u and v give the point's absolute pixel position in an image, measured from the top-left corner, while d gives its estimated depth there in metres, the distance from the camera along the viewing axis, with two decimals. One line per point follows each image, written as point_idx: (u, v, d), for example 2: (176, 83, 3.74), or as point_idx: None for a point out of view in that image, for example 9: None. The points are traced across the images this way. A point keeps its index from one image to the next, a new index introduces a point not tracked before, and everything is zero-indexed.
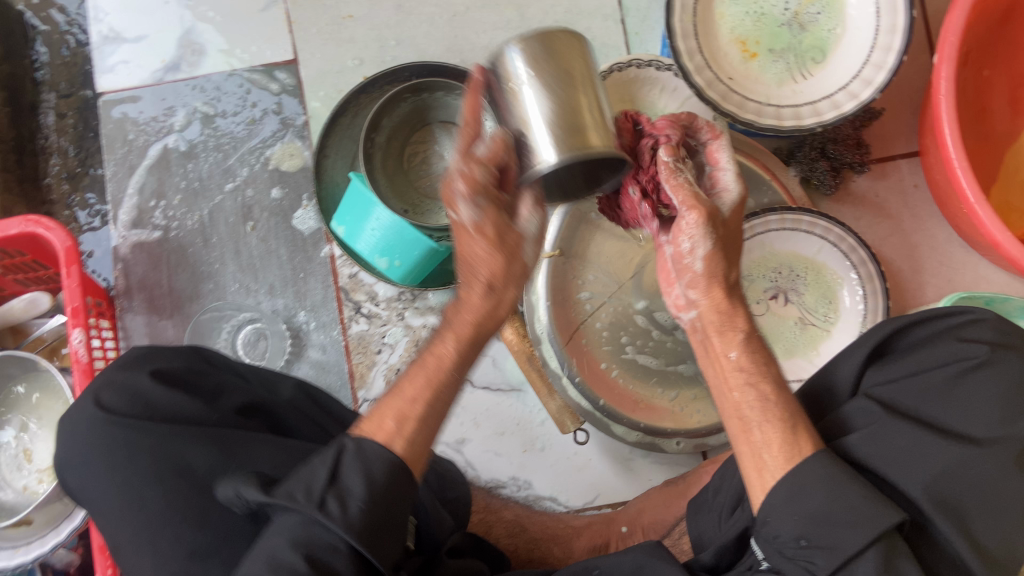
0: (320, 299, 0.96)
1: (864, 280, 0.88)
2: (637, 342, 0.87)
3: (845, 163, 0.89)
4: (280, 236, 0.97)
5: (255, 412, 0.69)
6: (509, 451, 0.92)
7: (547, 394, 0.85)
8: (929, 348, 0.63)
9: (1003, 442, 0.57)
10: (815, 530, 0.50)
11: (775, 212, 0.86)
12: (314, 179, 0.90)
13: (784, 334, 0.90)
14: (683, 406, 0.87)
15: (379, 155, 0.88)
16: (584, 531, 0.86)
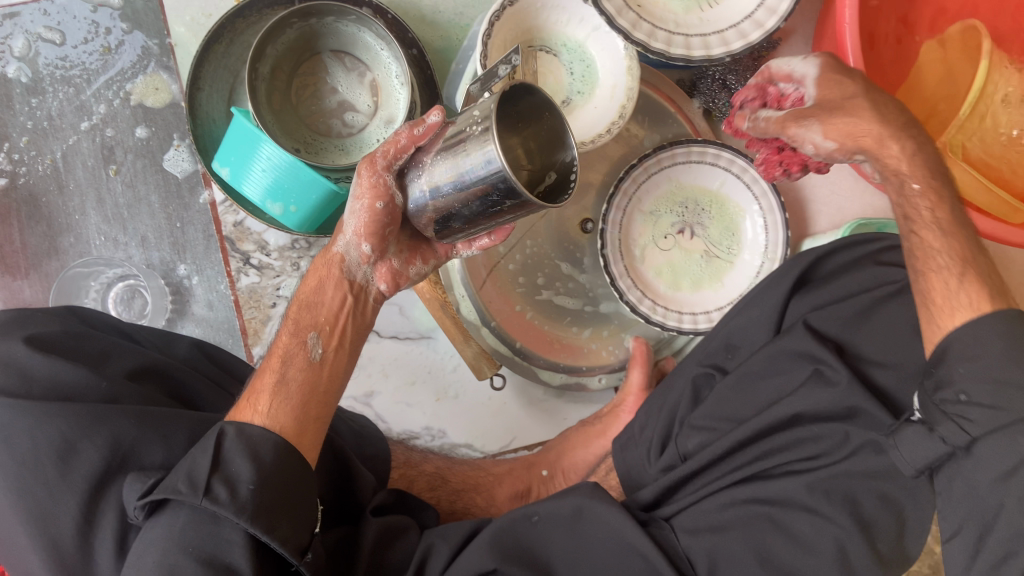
0: (201, 251, 0.87)
1: (766, 212, 0.84)
2: (553, 284, 0.87)
3: None
4: (149, 181, 0.87)
5: (151, 375, 0.63)
6: (420, 400, 0.90)
7: (463, 340, 0.80)
8: (853, 273, 0.69)
9: None
10: (977, 388, 0.52)
11: (683, 145, 0.83)
12: (188, 116, 0.80)
13: (688, 269, 0.87)
14: (598, 343, 0.88)
15: (264, 88, 0.79)
16: (505, 478, 0.84)
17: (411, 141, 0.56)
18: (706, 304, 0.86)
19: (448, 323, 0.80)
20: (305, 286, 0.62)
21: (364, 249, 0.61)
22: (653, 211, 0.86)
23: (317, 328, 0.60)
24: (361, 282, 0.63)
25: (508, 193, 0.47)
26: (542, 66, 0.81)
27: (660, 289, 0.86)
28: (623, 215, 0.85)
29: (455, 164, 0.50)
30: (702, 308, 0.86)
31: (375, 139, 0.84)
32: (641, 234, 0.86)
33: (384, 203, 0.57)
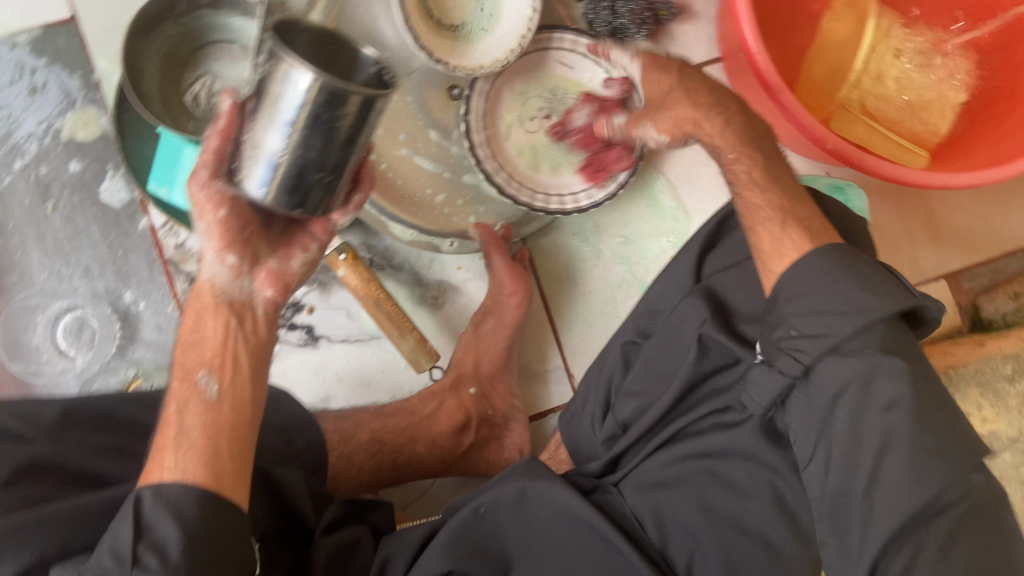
0: (144, 275, 0.89)
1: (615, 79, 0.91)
2: (417, 144, 0.90)
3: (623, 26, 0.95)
4: (87, 213, 0.88)
5: (38, 469, 0.59)
6: (375, 399, 0.92)
7: (399, 334, 0.84)
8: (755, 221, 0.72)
9: None
10: (805, 322, 0.58)
11: (555, 30, 0.90)
12: (118, 136, 0.83)
13: (548, 150, 0.94)
14: (454, 211, 0.92)
15: (151, 84, 0.81)
16: (440, 415, 0.86)
17: (222, 140, 0.59)
18: (565, 188, 0.94)
19: (383, 319, 0.83)
20: (186, 326, 0.64)
21: (230, 262, 0.63)
22: (521, 92, 0.94)
23: (206, 364, 0.61)
24: (244, 298, 0.65)
25: (335, 100, 0.53)
26: None
27: (521, 168, 0.93)
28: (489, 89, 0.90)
29: (271, 113, 0.55)
30: (560, 191, 0.94)
31: None
32: (508, 111, 0.93)
33: (227, 208, 0.61)
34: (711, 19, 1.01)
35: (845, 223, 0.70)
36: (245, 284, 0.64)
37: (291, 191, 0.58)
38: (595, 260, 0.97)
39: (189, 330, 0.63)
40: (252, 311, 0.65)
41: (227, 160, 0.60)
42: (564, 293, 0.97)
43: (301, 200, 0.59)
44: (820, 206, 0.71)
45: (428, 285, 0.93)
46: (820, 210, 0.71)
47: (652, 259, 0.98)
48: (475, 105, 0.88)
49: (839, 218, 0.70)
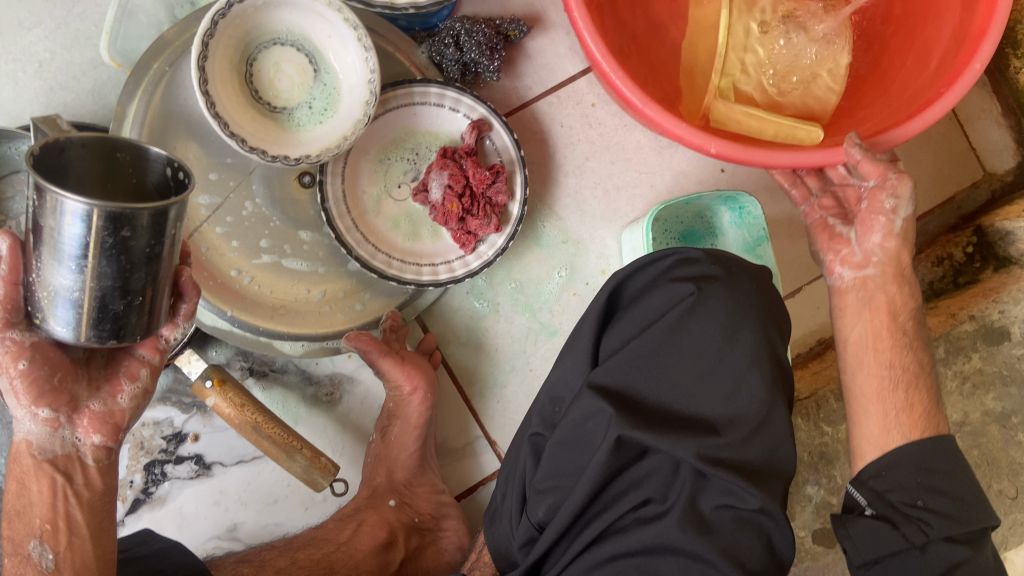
0: (4, 441, 0.81)
1: (484, 128, 0.84)
2: (278, 246, 0.82)
3: (475, 61, 0.86)
4: None
5: None
6: (287, 515, 0.86)
7: (287, 457, 0.77)
8: (650, 294, 0.61)
9: (743, 388, 0.57)
10: (930, 498, 0.66)
11: (402, 86, 0.82)
12: None
13: (424, 216, 0.87)
14: (331, 306, 0.84)
15: None
16: (359, 534, 0.84)
17: (9, 284, 0.55)
18: (447, 253, 0.86)
19: (267, 444, 0.77)
20: (13, 490, 0.64)
21: (45, 416, 0.60)
22: (382, 159, 0.86)
23: (37, 533, 0.63)
24: (70, 449, 0.63)
25: (119, 221, 0.49)
26: (271, 72, 0.79)
27: (397, 242, 0.85)
28: (344, 165, 0.83)
29: (54, 249, 0.51)
30: (443, 258, 0.86)
31: None
32: (371, 185, 0.85)
33: (29, 359, 0.57)
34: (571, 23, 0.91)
35: (745, 288, 0.60)
36: (65, 435, 0.62)
37: (97, 325, 0.54)
38: (495, 314, 0.90)
39: (16, 496, 0.64)
40: (81, 462, 0.63)
41: (21, 304, 0.56)
42: (469, 359, 0.90)
43: (114, 330, 0.55)
44: (718, 272, 0.60)
45: (319, 381, 0.86)
46: (717, 278, 0.60)
47: (556, 302, 0.91)
48: (334, 188, 0.82)
49: (739, 283, 0.60)
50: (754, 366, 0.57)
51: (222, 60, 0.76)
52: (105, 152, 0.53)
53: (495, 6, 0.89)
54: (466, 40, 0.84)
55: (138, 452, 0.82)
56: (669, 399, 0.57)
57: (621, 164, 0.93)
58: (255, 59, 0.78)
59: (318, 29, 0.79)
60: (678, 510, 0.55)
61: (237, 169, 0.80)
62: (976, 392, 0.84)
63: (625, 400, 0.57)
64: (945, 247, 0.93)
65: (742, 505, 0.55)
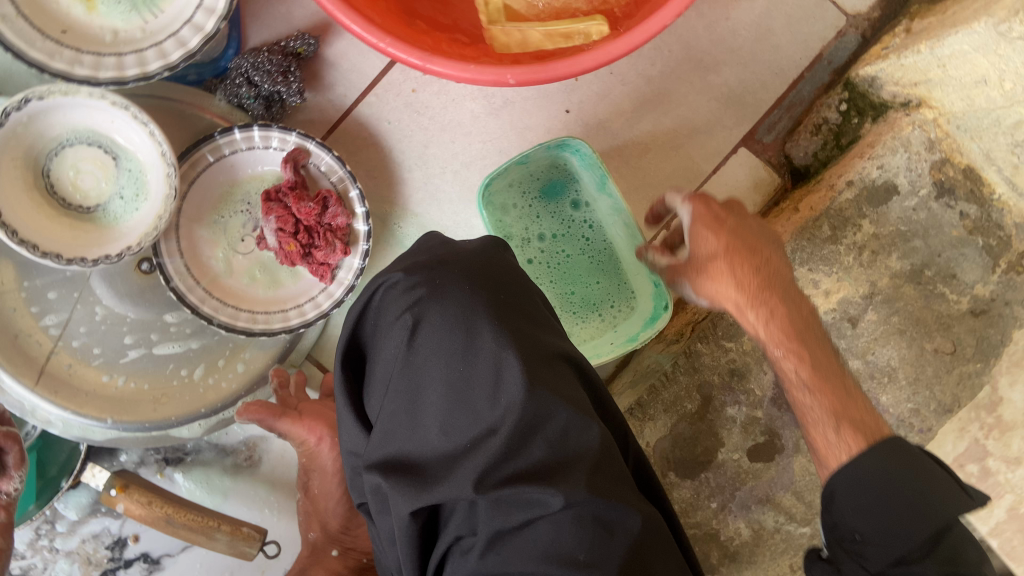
0: None
1: (302, 156, 0.82)
2: (142, 338, 0.82)
3: (272, 91, 0.83)
4: None
5: None
6: None
7: (207, 538, 0.78)
8: (386, 342, 0.63)
9: (495, 397, 0.59)
10: (866, 529, 0.63)
11: (207, 142, 0.81)
12: None
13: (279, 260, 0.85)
14: (215, 376, 0.84)
15: None
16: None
17: None
18: (310, 290, 0.85)
19: (183, 532, 0.78)
20: None
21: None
22: (217, 219, 0.84)
23: None
24: None
25: None
26: (73, 175, 0.78)
27: (258, 295, 0.84)
28: (178, 240, 0.81)
29: None
30: (307, 297, 0.84)
31: None
32: (214, 249, 0.84)
33: None
34: None
35: (456, 293, 0.62)
36: None
37: None
38: None
39: None
40: None
41: None
42: None
43: None
44: (424, 292, 0.62)
45: (235, 450, 0.86)
46: (426, 298, 0.62)
47: None
48: (174, 267, 0.81)
49: (447, 290, 0.62)
50: (495, 368, 0.59)
51: (12, 184, 0.75)
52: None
53: (278, 24, 0.84)
54: (256, 75, 0.81)
55: (89, 567, 0.85)
56: (436, 440, 0.59)
57: (462, 141, 0.89)
58: (50, 170, 0.77)
59: (99, 120, 0.77)
60: (486, 537, 0.56)
61: (70, 280, 0.79)
62: (877, 259, 0.80)
63: (400, 464, 0.59)
64: (819, 112, 0.87)
65: (544, 509, 0.56)
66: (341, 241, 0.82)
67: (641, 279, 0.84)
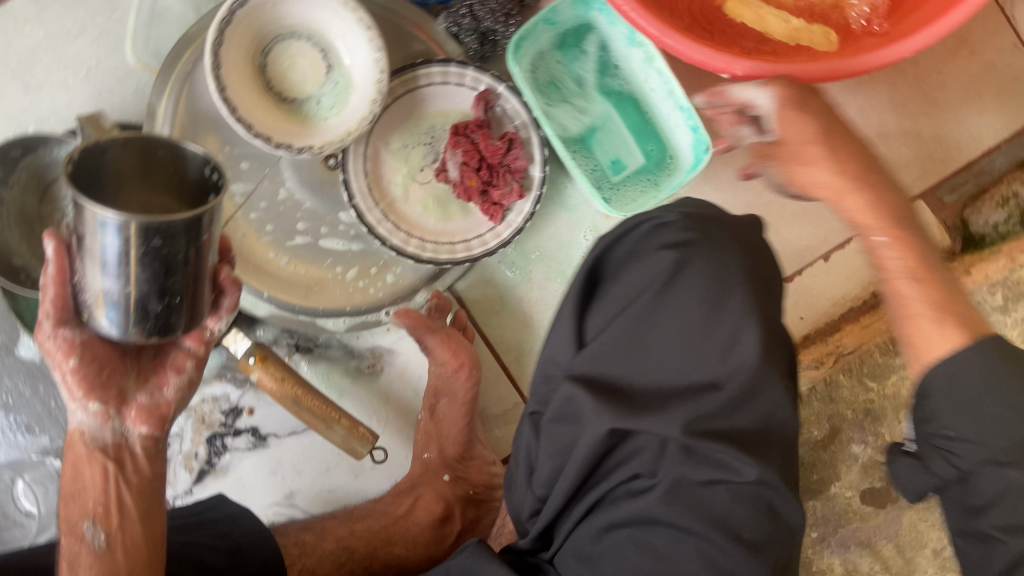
0: None
1: (506, 105, 0.85)
2: (312, 227, 0.85)
3: (492, 30, 0.85)
4: (13, 373, 0.88)
5: None
6: (340, 481, 0.90)
7: (327, 427, 0.81)
8: (632, 268, 0.62)
9: (730, 358, 0.58)
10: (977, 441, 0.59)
11: (423, 66, 0.84)
12: (7, 297, 0.82)
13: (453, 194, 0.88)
14: (366, 282, 0.87)
15: (14, 235, 0.81)
16: (420, 504, 0.86)
17: (60, 284, 0.60)
18: (477, 228, 0.88)
19: (307, 415, 0.81)
20: (67, 476, 0.68)
21: (95, 408, 0.66)
22: (402, 147, 0.87)
23: (91, 514, 0.66)
24: (117, 441, 0.67)
25: (153, 231, 0.54)
26: (288, 70, 0.82)
27: (428, 225, 0.87)
28: (368, 149, 0.85)
29: (95, 258, 0.56)
30: (474, 234, 0.87)
31: None
32: (393, 172, 0.87)
33: (78, 355, 0.64)
34: None
35: (722, 252, 0.61)
36: (114, 426, 0.67)
37: (143, 318, 0.60)
38: (528, 282, 0.90)
39: (72, 481, 0.68)
40: (129, 451, 0.68)
41: (73, 304, 0.61)
42: (504, 327, 0.91)
43: (159, 325, 0.61)
44: (693, 237, 0.62)
45: (361, 355, 0.89)
46: (693, 243, 0.61)
47: None
48: (358, 185, 0.84)
49: (717, 249, 0.61)
50: (739, 330, 0.59)
51: (239, 61, 0.79)
52: (140, 156, 0.62)
53: None
54: (481, 10, 0.82)
55: (201, 426, 0.88)
56: (655, 376, 0.58)
57: None
58: (271, 61, 0.81)
59: (332, 27, 0.81)
60: (669, 483, 0.56)
61: (261, 154, 0.83)
62: None
63: (609, 388, 0.58)
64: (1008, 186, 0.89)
65: (732, 476, 0.56)
66: (518, 184, 0.84)
67: (662, 101, 0.84)
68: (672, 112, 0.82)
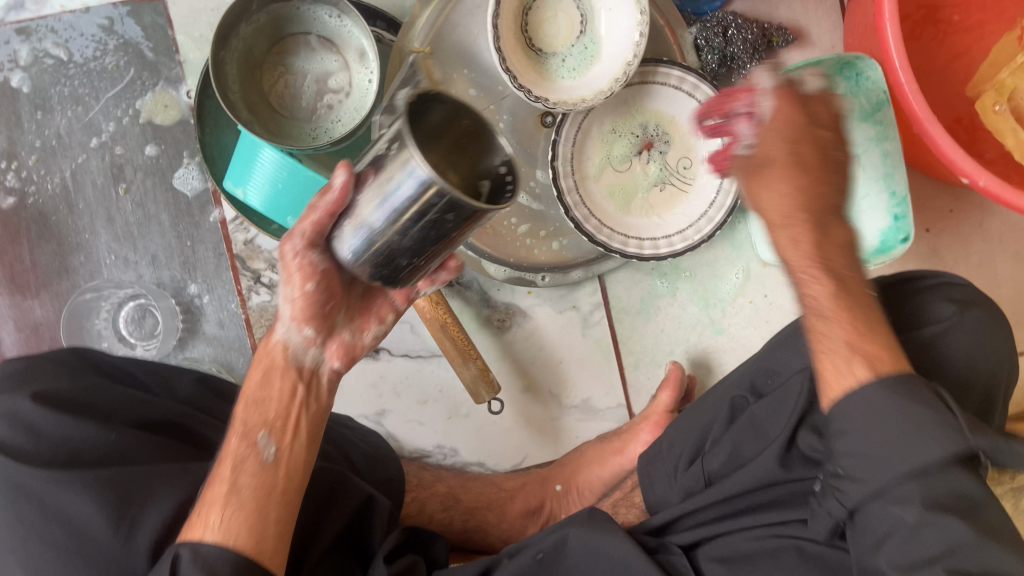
0: (211, 268, 0.87)
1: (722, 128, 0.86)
2: None
3: (740, 65, 0.87)
4: (159, 200, 0.86)
5: (166, 427, 0.63)
6: (431, 419, 0.91)
7: (461, 362, 0.82)
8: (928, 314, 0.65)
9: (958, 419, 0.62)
10: None
11: (667, 65, 0.85)
12: (198, 125, 0.81)
13: (640, 192, 0.90)
14: (535, 242, 0.89)
15: (233, 70, 0.79)
16: (519, 493, 0.86)
17: (325, 214, 0.54)
18: (653, 232, 0.89)
19: (448, 343, 0.81)
20: (251, 381, 0.60)
21: (307, 333, 0.60)
22: (611, 132, 0.89)
23: (266, 425, 0.57)
24: (311, 367, 0.61)
25: (450, 205, 0.48)
26: (545, 22, 0.84)
27: (608, 211, 0.89)
28: (580, 126, 0.87)
29: (381, 193, 0.50)
30: (648, 235, 0.88)
31: (341, 124, 0.82)
32: (594, 153, 0.88)
33: (316, 282, 0.57)
34: (831, 49, 0.91)
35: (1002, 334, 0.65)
36: (315, 353, 0.61)
37: (383, 268, 0.53)
38: (672, 295, 0.92)
39: (257, 386, 0.59)
40: (313, 382, 0.61)
41: (326, 234, 0.55)
42: (634, 329, 0.92)
43: (388, 275, 0.54)
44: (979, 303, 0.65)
45: (496, 306, 0.91)
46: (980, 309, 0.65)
47: (730, 303, 0.92)
48: (563, 149, 0.86)
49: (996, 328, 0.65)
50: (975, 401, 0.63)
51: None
52: (458, 121, 0.55)
53: (763, 13, 0.90)
54: (735, 34, 0.86)
55: None
56: None
57: None
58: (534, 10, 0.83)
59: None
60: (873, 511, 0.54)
61: (487, 85, 0.84)
62: None
63: None
64: None
65: None
66: None
67: (867, 181, 0.84)
68: (874, 191, 0.84)
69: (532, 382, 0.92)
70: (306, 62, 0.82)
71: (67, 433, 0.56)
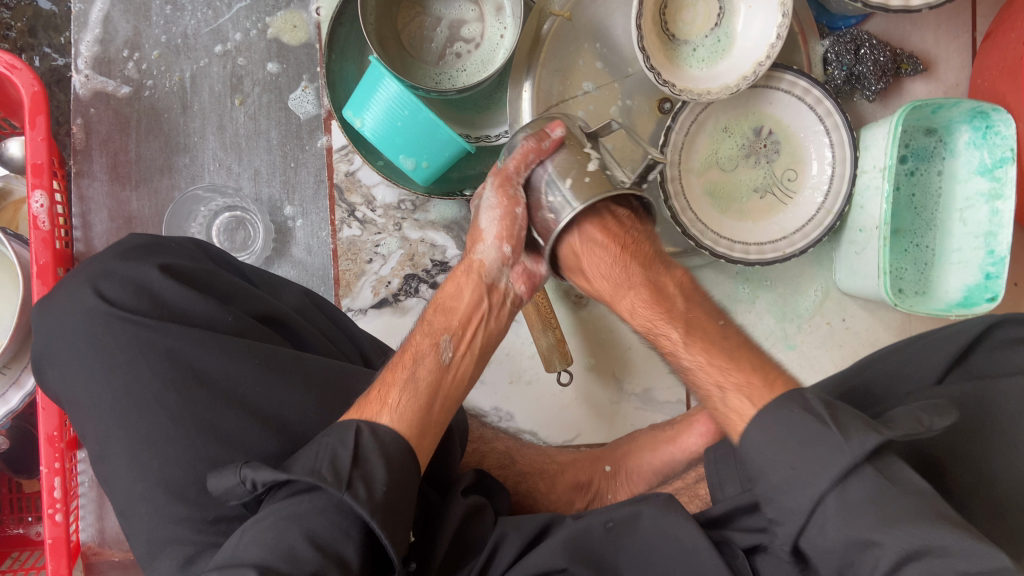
0: (309, 193, 0.87)
1: (835, 146, 0.86)
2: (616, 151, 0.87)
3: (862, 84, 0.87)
4: (271, 116, 0.87)
5: (273, 323, 0.67)
6: (494, 380, 0.92)
7: (541, 329, 0.82)
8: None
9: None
10: None
11: (795, 74, 0.85)
12: (326, 48, 0.81)
13: (738, 195, 0.90)
14: None
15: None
16: (569, 468, 0.86)
17: (536, 154, 0.61)
18: (746, 237, 0.88)
19: (531, 309, 0.81)
20: (444, 289, 0.66)
21: (504, 251, 0.64)
22: (722, 130, 0.89)
23: (448, 332, 0.63)
24: (500, 287, 0.66)
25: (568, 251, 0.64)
26: (683, 10, 0.84)
27: (704, 208, 0.89)
28: (695, 119, 0.87)
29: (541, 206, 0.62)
30: (740, 240, 0.88)
31: (466, 74, 0.83)
32: (702, 149, 0.89)
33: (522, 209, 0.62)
34: (955, 86, 0.92)
35: None
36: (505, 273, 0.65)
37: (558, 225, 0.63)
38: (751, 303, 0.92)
39: (449, 294, 0.65)
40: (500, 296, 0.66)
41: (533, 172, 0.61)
42: None
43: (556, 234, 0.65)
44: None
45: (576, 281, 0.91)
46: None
47: (807, 320, 0.93)
48: (676, 137, 0.86)
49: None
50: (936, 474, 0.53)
51: None
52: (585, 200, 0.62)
53: (896, 37, 0.91)
54: (867, 53, 0.86)
55: (407, 262, 0.87)
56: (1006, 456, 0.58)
57: None
58: None
59: None
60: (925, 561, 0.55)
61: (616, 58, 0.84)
62: None
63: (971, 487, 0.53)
64: None
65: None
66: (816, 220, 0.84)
67: (969, 236, 0.85)
68: (978, 243, 0.84)
69: (598, 362, 0.93)
70: (443, 7, 0.82)
71: (189, 308, 0.62)
